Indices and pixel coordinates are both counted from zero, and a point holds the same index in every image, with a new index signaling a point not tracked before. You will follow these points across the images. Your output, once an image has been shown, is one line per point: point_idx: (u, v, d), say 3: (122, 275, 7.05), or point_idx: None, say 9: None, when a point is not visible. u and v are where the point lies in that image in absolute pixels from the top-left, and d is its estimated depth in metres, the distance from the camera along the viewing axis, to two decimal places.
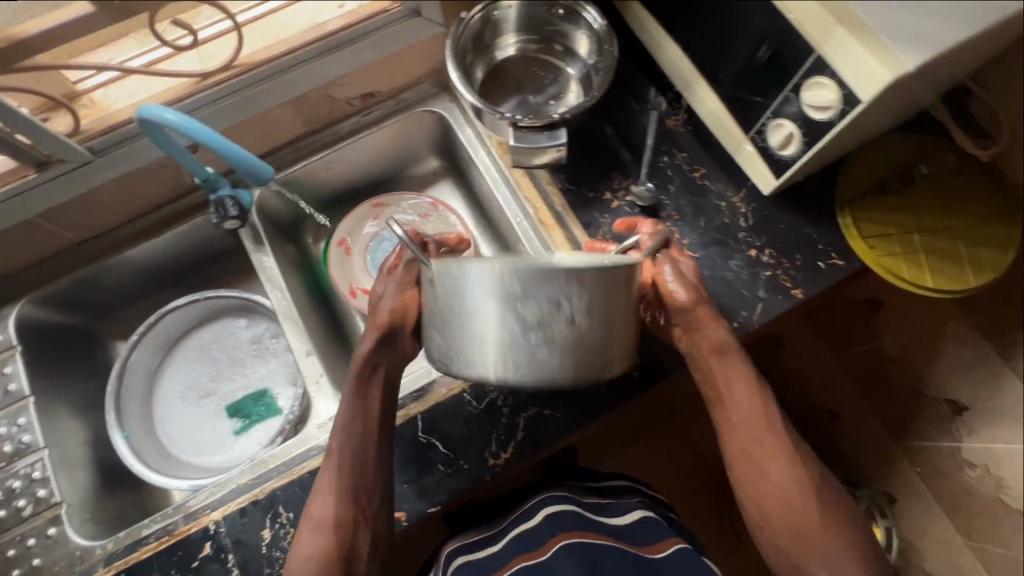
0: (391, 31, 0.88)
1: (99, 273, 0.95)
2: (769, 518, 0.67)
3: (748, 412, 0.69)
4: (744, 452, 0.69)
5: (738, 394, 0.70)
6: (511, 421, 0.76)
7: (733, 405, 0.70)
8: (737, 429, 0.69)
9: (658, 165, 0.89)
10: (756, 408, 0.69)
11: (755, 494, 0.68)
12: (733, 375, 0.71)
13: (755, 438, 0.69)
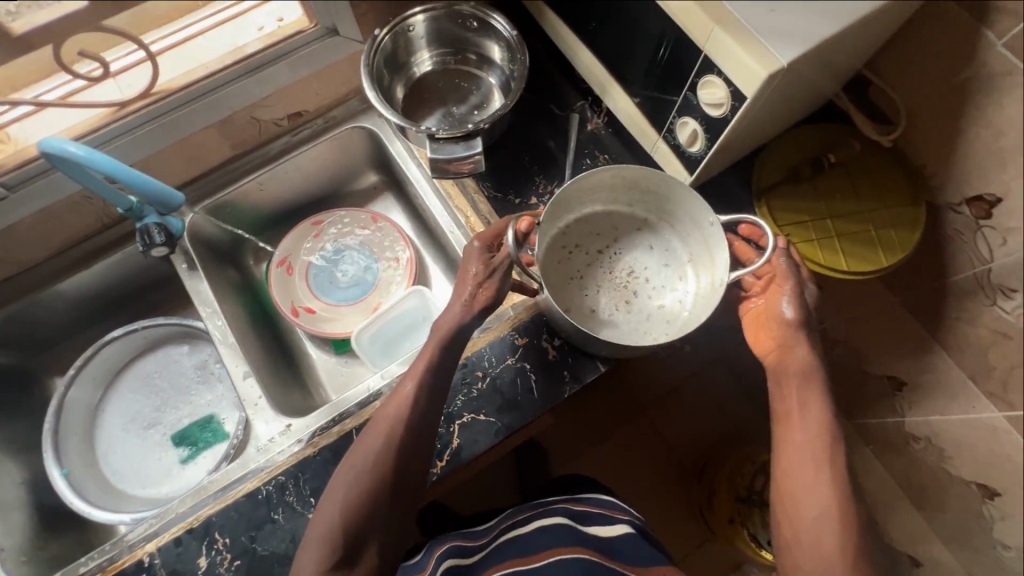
0: (310, 51, 0.89)
1: (29, 308, 0.94)
2: (801, 541, 0.66)
3: (797, 432, 0.70)
4: (786, 472, 0.69)
5: (806, 422, 0.70)
6: (447, 429, 0.77)
7: (797, 426, 0.70)
8: (795, 452, 0.69)
9: (580, 168, 0.91)
10: (810, 428, 0.70)
11: (794, 515, 0.67)
12: (792, 401, 0.72)
13: (804, 455, 0.68)
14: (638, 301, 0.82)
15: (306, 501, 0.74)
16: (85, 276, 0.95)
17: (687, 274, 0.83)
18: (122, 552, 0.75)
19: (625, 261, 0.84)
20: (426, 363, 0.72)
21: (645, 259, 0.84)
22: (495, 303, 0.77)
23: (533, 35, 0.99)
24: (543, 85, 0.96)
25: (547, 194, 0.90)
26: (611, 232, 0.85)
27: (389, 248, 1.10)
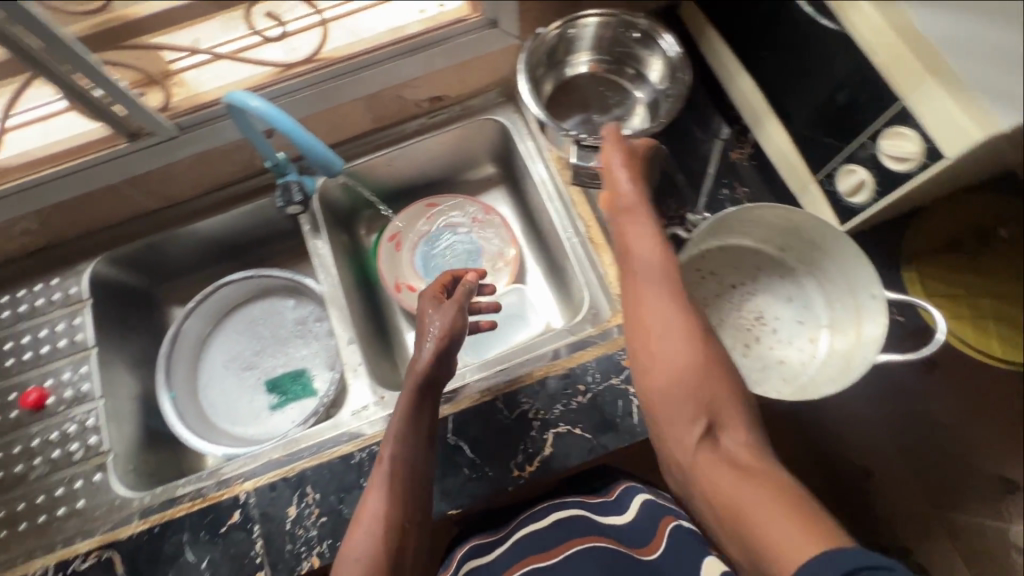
0: (468, 40, 0.90)
1: (166, 239, 1.01)
2: (730, 506, 0.54)
3: (707, 378, 0.62)
4: (676, 400, 0.61)
5: (670, 351, 0.63)
6: (541, 436, 0.77)
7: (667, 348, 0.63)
8: (655, 377, 0.63)
9: (716, 197, 0.88)
10: (684, 367, 0.62)
11: (705, 471, 0.58)
12: (657, 312, 0.64)
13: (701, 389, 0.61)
14: (758, 348, 0.79)
15: None
16: (219, 218, 1.01)
17: (819, 336, 0.78)
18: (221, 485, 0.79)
19: (757, 305, 0.81)
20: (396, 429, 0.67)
21: (779, 308, 0.81)
22: (456, 340, 0.73)
23: (688, 53, 0.96)
24: (689, 106, 0.93)
25: (677, 218, 0.87)
26: (751, 271, 0.82)
27: (495, 242, 1.11)
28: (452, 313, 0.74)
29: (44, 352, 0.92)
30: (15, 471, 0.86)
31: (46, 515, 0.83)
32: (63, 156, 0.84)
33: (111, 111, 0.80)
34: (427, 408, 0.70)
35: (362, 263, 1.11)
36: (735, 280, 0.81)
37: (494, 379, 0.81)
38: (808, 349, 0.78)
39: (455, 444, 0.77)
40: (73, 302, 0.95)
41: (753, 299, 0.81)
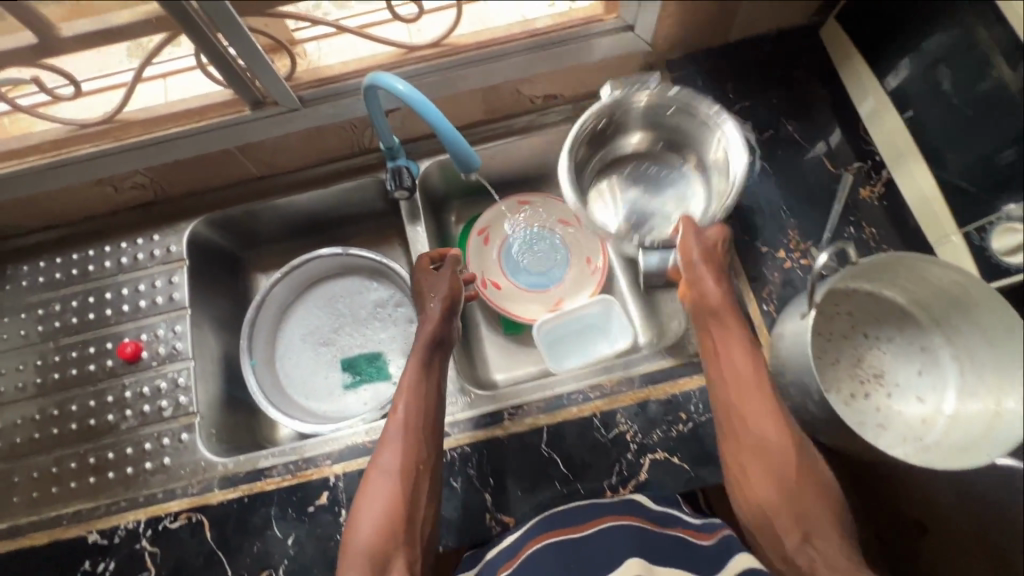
0: (602, 41, 0.87)
1: (264, 208, 1.01)
2: (786, 526, 0.65)
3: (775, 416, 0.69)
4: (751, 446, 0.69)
5: (752, 394, 0.70)
6: (636, 460, 0.75)
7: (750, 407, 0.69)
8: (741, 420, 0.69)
9: (841, 235, 0.83)
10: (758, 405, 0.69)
11: (768, 512, 0.67)
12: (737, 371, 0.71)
13: (769, 435, 0.68)
14: (876, 400, 0.75)
15: (486, 481, 0.75)
16: (318, 193, 1.01)
17: (934, 420, 0.73)
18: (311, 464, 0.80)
19: (881, 364, 0.77)
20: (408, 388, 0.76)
21: (903, 375, 0.76)
22: (452, 308, 0.85)
23: (826, 78, 0.91)
24: (820, 135, 0.89)
25: (798, 251, 0.83)
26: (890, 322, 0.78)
27: (585, 247, 1.09)
28: (447, 292, 0.84)
29: (141, 306, 0.93)
30: (107, 420, 0.87)
31: (133, 467, 0.85)
32: (185, 117, 0.84)
33: (243, 77, 0.79)
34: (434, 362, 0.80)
35: (448, 253, 1.09)
36: (869, 328, 0.77)
37: (591, 393, 0.79)
38: (932, 413, 0.73)
39: (549, 457, 0.76)
40: (172, 260, 0.96)
41: (880, 350, 0.77)
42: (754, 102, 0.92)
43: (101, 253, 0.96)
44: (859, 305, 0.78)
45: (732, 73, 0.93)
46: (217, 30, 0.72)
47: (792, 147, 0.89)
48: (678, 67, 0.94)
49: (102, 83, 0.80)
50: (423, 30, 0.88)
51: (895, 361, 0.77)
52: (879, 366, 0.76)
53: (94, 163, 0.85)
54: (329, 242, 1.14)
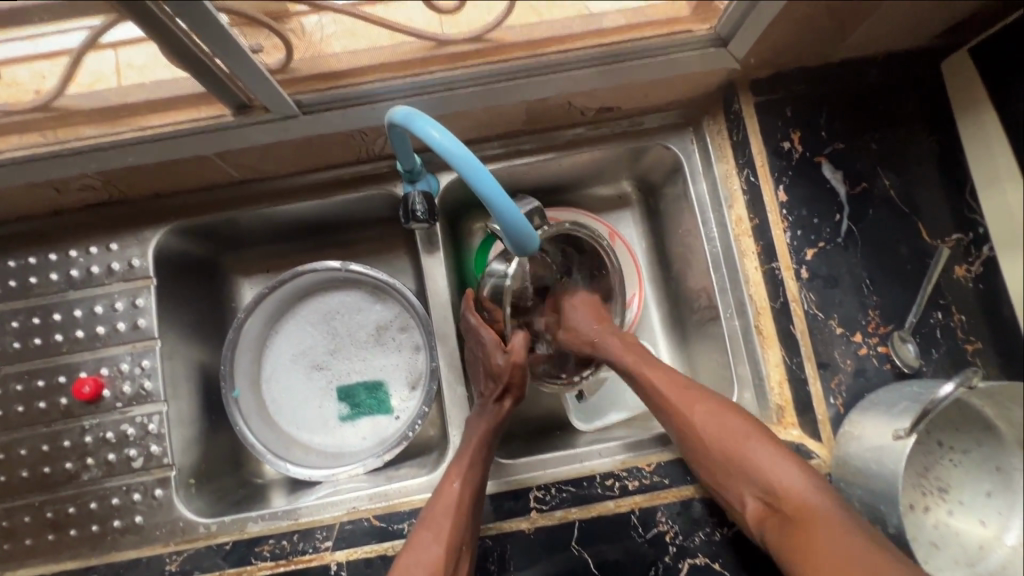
0: (679, 56, 0.70)
1: (249, 216, 0.84)
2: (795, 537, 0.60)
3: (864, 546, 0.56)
4: (706, 445, 0.68)
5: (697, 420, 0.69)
6: (674, 564, 0.68)
7: (694, 418, 0.69)
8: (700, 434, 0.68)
9: (926, 320, 0.73)
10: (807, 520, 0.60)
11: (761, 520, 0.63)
12: (679, 396, 0.71)
13: (726, 436, 0.67)
14: (939, 516, 0.69)
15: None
16: (317, 201, 0.84)
17: (992, 547, 0.67)
18: (308, 545, 0.70)
19: (948, 477, 0.70)
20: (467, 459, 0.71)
21: (969, 493, 0.70)
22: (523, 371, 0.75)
23: (937, 123, 0.76)
24: (920, 194, 0.75)
25: (877, 336, 0.72)
26: (974, 435, 0.70)
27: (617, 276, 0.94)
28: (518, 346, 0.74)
29: (99, 333, 0.78)
30: (65, 468, 0.75)
31: (99, 525, 0.74)
32: (145, 113, 0.66)
33: (221, 76, 0.60)
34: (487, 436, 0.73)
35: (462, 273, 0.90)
36: (946, 437, 0.70)
37: (629, 485, 0.72)
38: (992, 535, 0.68)
39: (579, 554, 0.68)
40: (135, 278, 0.79)
41: (952, 462, 0.70)
42: (850, 144, 0.76)
43: (45, 262, 0.79)
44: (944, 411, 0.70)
45: (828, 104, 0.77)
46: (175, 15, 0.51)
47: (886, 205, 0.75)
48: (765, 89, 0.77)
49: (23, 50, 0.58)
50: (461, 22, 0.70)
51: (965, 476, 0.70)
52: (943, 474, 0.70)
53: (29, 166, 0.67)
54: (322, 248, 0.97)
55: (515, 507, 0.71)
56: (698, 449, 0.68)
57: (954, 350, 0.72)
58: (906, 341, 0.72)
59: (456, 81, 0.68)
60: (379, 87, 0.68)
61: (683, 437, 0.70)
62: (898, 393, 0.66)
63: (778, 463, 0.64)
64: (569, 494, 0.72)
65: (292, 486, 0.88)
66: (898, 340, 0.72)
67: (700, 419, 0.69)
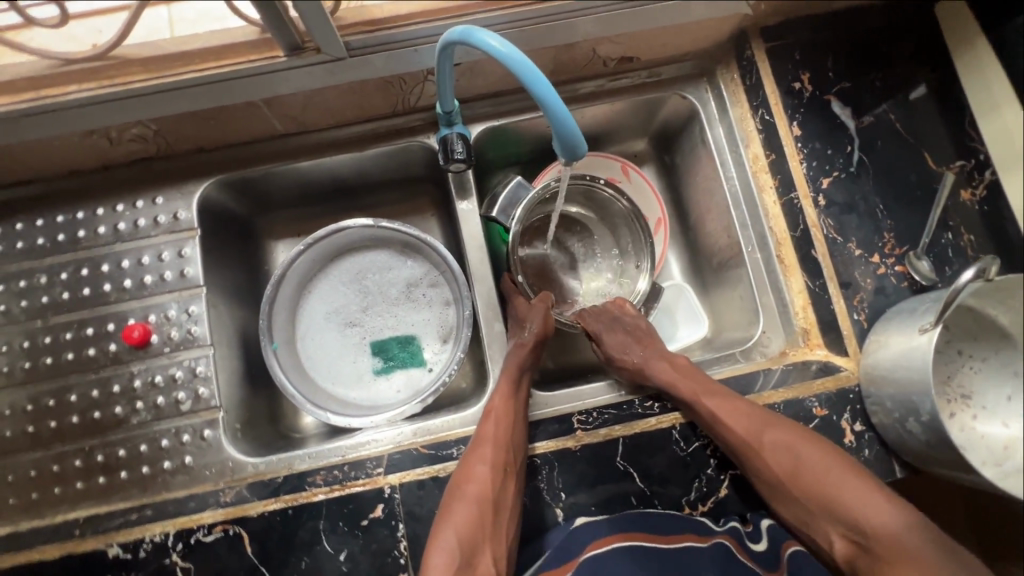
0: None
1: (288, 170, 0.88)
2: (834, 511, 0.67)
3: (856, 498, 0.66)
4: (751, 446, 0.68)
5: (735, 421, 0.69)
6: (716, 475, 0.72)
7: (735, 420, 0.69)
8: (746, 433, 0.69)
9: (938, 240, 0.77)
10: (808, 482, 0.67)
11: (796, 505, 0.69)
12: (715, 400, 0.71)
13: (761, 430, 0.69)
14: (965, 421, 0.72)
15: (555, 494, 0.70)
16: (353, 156, 0.88)
17: (1016, 447, 0.71)
18: (358, 472, 0.71)
19: (970, 385, 0.74)
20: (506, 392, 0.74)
21: (990, 399, 0.73)
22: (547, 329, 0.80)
23: (936, 61, 0.82)
24: (924, 126, 0.81)
25: (893, 256, 0.77)
26: (991, 344, 0.74)
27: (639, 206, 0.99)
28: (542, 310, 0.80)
29: (147, 282, 0.80)
30: (115, 413, 0.77)
31: (149, 467, 0.75)
32: (201, 59, 0.70)
33: (284, 14, 0.63)
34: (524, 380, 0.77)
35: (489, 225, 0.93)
36: (965, 346, 0.74)
37: (669, 404, 0.75)
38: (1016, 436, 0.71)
39: (625, 470, 0.70)
40: (181, 229, 0.82)
41: (971, 370, 0.74)
42: (856, 82, 0.82)
43: (92, 216, 0.81)
44: (960, 321, 0.74)
45: (834, 47, 0.83)
46: None
47: (893, 137, 0.81)
48: (775, 35, 0.83)
49: (86, 6, 0.69)
50: None
51: (986, 383, 0.74)
52: (964, 381, 0.74)
53: (89, 111, 0.70)
54: (353, 210, 1.01)
55: (560, 430, 0.73)
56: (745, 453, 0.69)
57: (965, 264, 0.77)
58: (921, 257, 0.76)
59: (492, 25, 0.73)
60: (421, 31, 0.72)
61: (723, 441, 0.70)
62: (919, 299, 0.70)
63: (783, 438, 0.69)
64: (610, 414, 0.74)
65: (331, 435, 0.90)
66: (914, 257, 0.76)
67: (723, 416, 0.70)
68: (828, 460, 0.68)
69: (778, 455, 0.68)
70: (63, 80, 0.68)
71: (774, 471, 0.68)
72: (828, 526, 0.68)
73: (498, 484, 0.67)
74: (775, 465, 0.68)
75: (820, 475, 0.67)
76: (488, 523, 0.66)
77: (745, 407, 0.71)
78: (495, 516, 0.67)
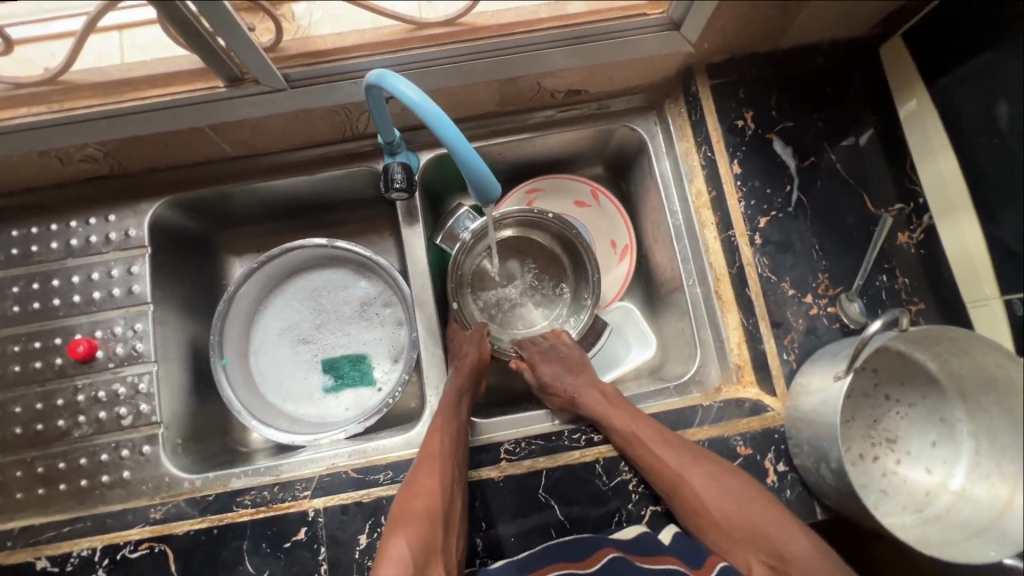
0: (637, 38, 0.77)
1: (241, 191, 0.90)
2: (758, 546, 0.66)
3: (779, 531, 0.65)
4: (674, 478, 0.68)
5: (658, 451, 0.70)
6: (637, 510, 0.72)
7: (658, 451, 0.70)
8: (669, 464, 0.69)
9: (873, 282, 0.78)
10: (731, 514, 0.67)
11: (721, 539, 0.68)
12: (641, 430, 0.72)
13: (684, 462, 0.69)
14: (888, 466, 0.73)
15: (476, 523, 0.71)
16: (305, 179, 0.90)
17: (938, 494, 0.71)
18: (287, 494, 0.73)
19: (895, 429, 0.74)
20: (448, 411, 0.75)
21: (915, 444, 0.74)
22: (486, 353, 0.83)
23: (880, 103, 0.83)
24: (864, 167, 0.82)
25: (826, 297, 0.77)
26: (918, 389, 0.75)
27: (607, 231, 1.01)
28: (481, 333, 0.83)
29: (95, 298, 0.82)
30: (57, 426, 0.79)
31: (88, 480, 0.77)
32: (146, 87, 0.72)
33: (217, 48, 0.65)
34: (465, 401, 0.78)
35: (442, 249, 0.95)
36: (891, 390, 0.74)
37: (595, 437, 0.76)
38: (938, 484, 0.72)
39: (546, 501, 0.72)
40: (131, 247, 0.84)
41: (897, 414, 0.74)
42: (798, 122, 0.83)
43: (46, 232, 0.84)
44: (886, 366, 0.75)
45: (778, 86, 0.83)
46: None
47: (833, 177, 0.81)
48: (720, 72, 0.84)
49: None
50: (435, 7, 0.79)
51: (911, 428, 0.74)
52: (889, 425, 0.74)
53: (36, 134, 0.72)
54: (311, 228, 1.02)
55: (485, 457, 0.75)
56: (668, 484, 0.69)
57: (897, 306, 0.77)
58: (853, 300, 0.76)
59: (433, 60, 0.75)
60: (361, 65, 0.74)
61: (649, 472, 0.70)
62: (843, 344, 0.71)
63: (708, 469, 0.69)
64: (538, 445, 0.75)
65: (276, 451, 0.92)
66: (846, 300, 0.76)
67: (646, 445, 0.70)
68: (750, 492, 0.67)
69: (703, 486, 0.68)
70: (10, 104, 0.70)
71: (698, 503, 0.68)
72: (753, 560, 0.67)
73: (446, 498, 0.67)
74: (697, 495, 0.68)
75: (744, 507, 0.67)
76: (438, 538, 0.64)
77: (668, 437, 0.71)
78: (445, 530, 0.65)
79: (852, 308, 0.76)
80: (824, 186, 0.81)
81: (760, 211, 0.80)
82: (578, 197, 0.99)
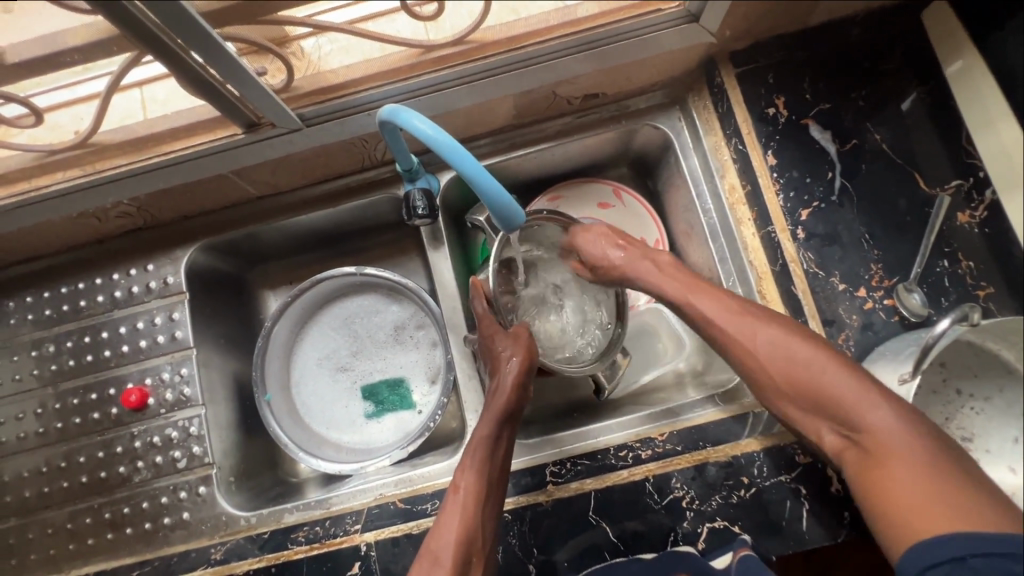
0: (653, 35, 0.74)
1: (269, 229, 0.91)
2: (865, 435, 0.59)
3: (847, 392, 0.60)
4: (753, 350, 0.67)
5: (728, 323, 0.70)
6: (693, 528, 0.69)
7: (732, 329, 0.69)
8: (750, 337, 0.67)
9: (933, 269, 0.72)
10: (815, 385, 0.62)
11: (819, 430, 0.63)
12: (719, 307, 0.71)
13: (756, 328, 0.68)
14: None
15: (530, 550, 0.70)
16: (329, 210, 0.90)
17: None
18: (338, 529, 0.74)
19: (971, 426, 0.69)
20: (483, 437, 0.72)
21: (995, 440, 0.68)
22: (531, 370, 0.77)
23: (923, 74, 0.77)
24: (912, 146, 0.76)
25: (881, 289, 0.72)
26: (995, 381, 0.69)
27: (635, 227, 0.95)
28: (521, 347, 0.77)
29: (143, 346, 0.85)
30: (119, 472, 0.82)
31: (151, 523, 0.80)
32: (168, 141, 0.73)
33: (232, 100, 0.66)
34: (508, 427, 0.74)
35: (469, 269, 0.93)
36: (963, 385, 0.69)
37: (643, 454, 0.73)
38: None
39: (596, 523, 0.70)
40: (170, 294, 0.87)
41: (972, 409, 0.69)
42: (835, 103, 0.77)
43: (92, 286, 0.87)
44: (957, 358, 0.69)
45: (810, 68, 0.78)
46: (187, 47, 0.58)
47: (880, 159, 0.76)
48: (744, 60, 0.79)
49: (67, 96, 0.66)
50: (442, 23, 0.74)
51: (988, 423, 0.69)
52: (964, 420, 0.69)
53: (73, 198, 0.75)
54: (339, 256, 1.02)
55: (533, 481, 0.74)
56: (751, 361, 0.67)
57: (964, 290, 0.71)
58: (911, 291, 0.71)
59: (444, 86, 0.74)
60: (373, 97, 0.74)
61: (739, 357, 0.69)
62: (911, 342, 0.65)
63: (775, 335, 0.66)
64: (585, 465, 0.74)
65: (325, 480, 0.93)
66: (907, 291, 0.71)
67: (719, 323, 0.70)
68: (827, 357, 0.63)
69: (774, 354, 0.65)
70: (45, 171, 0.73)
71: (780, 375, 0.65)
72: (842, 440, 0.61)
73: (468, 534, 0.65)
74: (772, 370, 0.65)
75: (830, 379, 0.62)
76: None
77: (742, 305, 0.70)
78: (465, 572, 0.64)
79: (913, 299, 0.71)
80: (869, 171, 0.75)
81: (799, 203, 0.75)
82: (601, 197, 0.95)
